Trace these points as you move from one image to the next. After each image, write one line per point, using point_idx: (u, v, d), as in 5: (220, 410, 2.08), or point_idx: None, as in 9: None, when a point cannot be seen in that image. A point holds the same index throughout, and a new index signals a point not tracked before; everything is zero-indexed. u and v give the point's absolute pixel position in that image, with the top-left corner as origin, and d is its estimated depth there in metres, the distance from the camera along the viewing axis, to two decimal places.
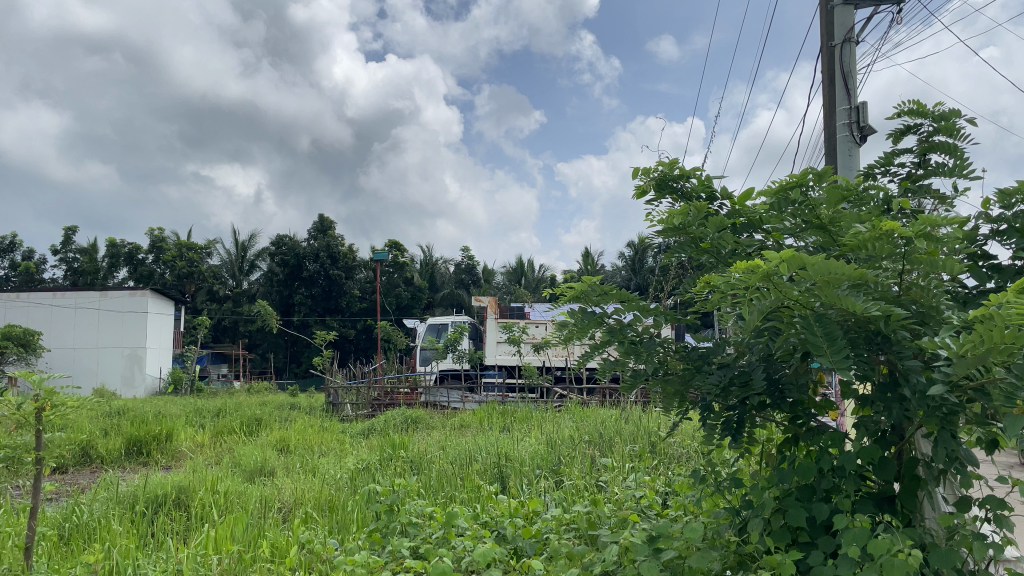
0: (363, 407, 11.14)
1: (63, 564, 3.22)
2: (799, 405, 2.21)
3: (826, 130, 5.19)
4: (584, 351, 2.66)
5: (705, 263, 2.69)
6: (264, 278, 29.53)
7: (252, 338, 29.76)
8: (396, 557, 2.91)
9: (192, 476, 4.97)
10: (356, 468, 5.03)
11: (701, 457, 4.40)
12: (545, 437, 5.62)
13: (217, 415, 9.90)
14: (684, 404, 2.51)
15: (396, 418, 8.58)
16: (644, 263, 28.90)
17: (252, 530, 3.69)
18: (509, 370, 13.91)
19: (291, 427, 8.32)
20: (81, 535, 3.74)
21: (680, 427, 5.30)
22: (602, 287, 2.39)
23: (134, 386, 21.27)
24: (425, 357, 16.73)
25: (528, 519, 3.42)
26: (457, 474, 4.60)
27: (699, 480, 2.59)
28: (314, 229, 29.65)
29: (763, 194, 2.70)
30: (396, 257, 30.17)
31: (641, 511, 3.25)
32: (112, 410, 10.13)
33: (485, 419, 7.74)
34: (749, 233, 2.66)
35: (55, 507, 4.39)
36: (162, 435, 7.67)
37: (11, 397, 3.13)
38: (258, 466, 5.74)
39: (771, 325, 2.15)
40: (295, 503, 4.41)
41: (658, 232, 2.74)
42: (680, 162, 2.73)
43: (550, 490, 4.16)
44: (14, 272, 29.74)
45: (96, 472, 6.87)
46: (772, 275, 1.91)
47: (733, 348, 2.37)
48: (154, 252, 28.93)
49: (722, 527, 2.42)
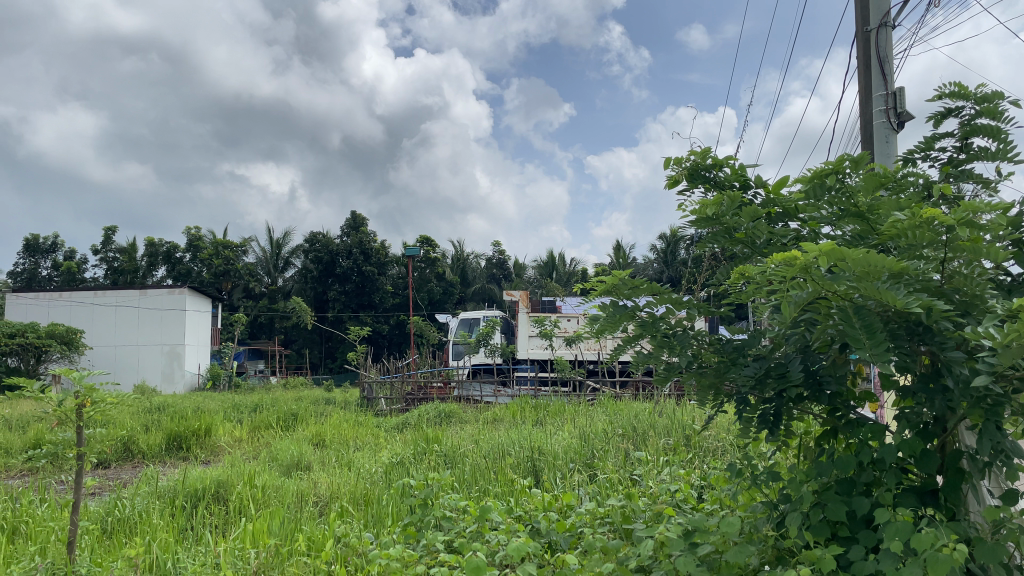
0: (397, 401, 11.16)
1: (105, 558, 3.28)
2: (838, 398, 2.16)
3: (862, 116, 5.08)
4: (617, 344, 2.62)
5: (739, 253, 2.64)
6: (298, 275, 29.85)
7: (287, 334, 30.14)
8: (430, 551, 2.93)
9: (231, 470, 5.03)
10: (391, 463, 5.05)
11: (737, 450, 4.35)
12: (577, 430, 5.63)
13: (255, 410, 10.04)
14: (719, 397, 2.46)
15: (430, 412, 8.65)
16: (677, 255, 28.68)
17: (288, 525, 3.71)
18: (541, 364, 13.90)
19: (326, 422, 8.43)
20: (123, 530, 3.82)
21: (714, 420, 5.25)
22: (633, 280, 2.36)
23: (174, 381, 21.69)
24: (457, 351, 16.79)
25: (562, 512, 3.40)
26: (490, 467, 4.62)
27: (735, 475, 2.56)
28: (347, 226, 29.84)
29: (797, 181, 2.66)
30: (427, 253, 30.31)
31: (677, 505, 3.23)
32: (153, 406, 10.33)
33: (517, 413, 7.76)
34: (784, 223, 2.60)
35: (99, 501, 4.49)
36: (201, 430, 7.80)
37: (52, 394, 3.16)
38: (295, 461, 5.81)
39: (809, 316, 2.11)
40: (330, 497, 4.45)
41: (691, 223, 2.70)
42: (712, 152, 2.70)
43: (583, 484, 4.13)
44: (57, 271, 30.47)
45: (137, 468, 7.01)
46: (810, 267, 1.87)
47: (769, 340, 2.33)
48: (191, 251, 29.44)
49: (759, 522, 2.38)
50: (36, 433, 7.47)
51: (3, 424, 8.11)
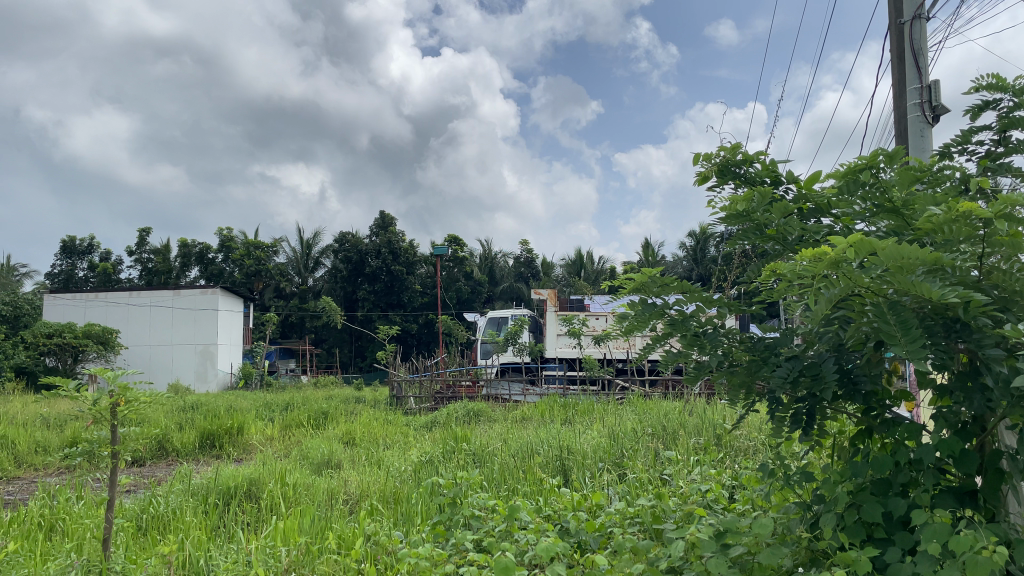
0: (426, 400, 11.23)
1: (139, 555, 3.32)
2: (872, 397, 2.12)
3: (896, 110, 4.98)
4: (645, 344, 2.59)
5: (771, 250, 2.60)
6: (328, 275, 30.10)
7: (318, 334, 30.42)
8: (459, 551, 2.93)
9: (262, 469, 5.09)
10: (420, 461, 5.08)
11: (769, 450, 4.30)
12: (606, 429, 5.60)
13: (286, 408, 10.14)
14: (751, 397, 2.43)
15: (458, 410, 8.68)
16: (707, 253, 28.42)
17: (318, 523, 3.74)
18: (570, 362, 13.86)
19: (356, 420, 8.48)
20: (157, 527, 3.87)
21: (746, 419, 5.19)
22: (662, 278, 2.33)
23: (207, 381, 21.98)
24: (485, 350, 16.81)
25: (592, 512, 3.37)
26: (519, 466, 4.61)
27: (768, 475, 2.52)
28: (376, 226, 30.02)
29: (830, 176, 2.63)
30: (456, 252, 30.39)
31: (708, 505, 3.19)
32: (187, 405, 10.49)
33: (546, 412, 7.74)
34: (817, 219, 2.57)
35: (134, 499, 4.55)
36: (234, 429, 7.90)
37: (89, 393, 3.21)
38: (325, 459, 5.87)
39: (842, 313, 2.07)
40: (360, 495, 4.47)
41: (721, 220, 2.67)
42: (742, 148, 2.67)
43: (613, 483, 4.11)
44: (93, 272, 31.07)
45: (172, 465, 7.12)
46: (841, 262, 1.83)
47: (801, 339, 2.29)
48: (223, 252, 29.82)
49: (792, 523, 2.35)
50: (73, 432, 7.63)
51: (41, 422, 8.29)
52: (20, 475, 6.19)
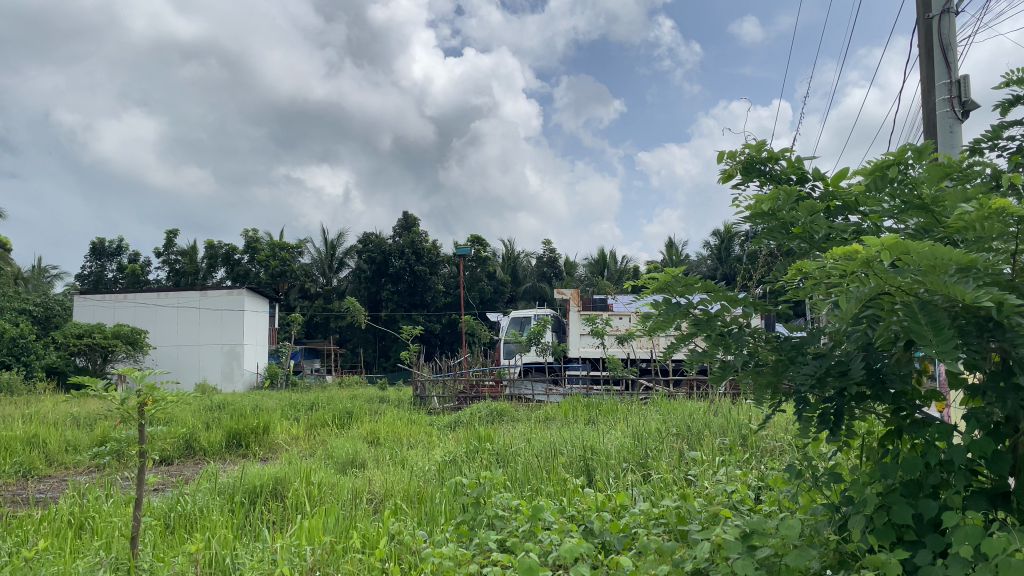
0: (450, 400, 11.26)
1: (166, 553, 3.36)
2: (902, 397, 2.09)
3: (924, 106, 4.90)
4: (670, 343, 2.57)
5: (797, 249, 2.56)
6: (352, 275, 30.27)
7: (342, 334, 30.61)
8: (483, 550, 2.92)
9: (288, 468, 5.12)
10: (443, 461, 5.09)
11: (796, 450, 4.24)
12: (630, 429, 5.55)
13: (311, 408, 10.20)
14: (777, 396, 2.40)
15: (481, 410, 8.68)
16: (732, 252, 28.16)
17: (343, 522, 3.76)
18: (593, 362, 13.81)
19: (380, 420, 8.51)
20: (184, 525, 3.92)
21: (772, 420, 5.14)
22: (686, 278, 2.32)
23: (233, 380, 22.20)
24: (508, 350, 16.80)
25: (616, 513, 3.35)
26: (543, 466, 4.60)
27: (794, 475, 2.49)
28: (399, 226, 30.15)
29: (856, 173, 2.60)
30: (478, 252, 30.45)
31: (733, 506, 3.16)
32: (213, 405, 10.60)
33: (570, 412, 7.72)
34: (844, 217, 2.53)
35: (162, 497, 4.60)
36: (260, 428, 7.97)
37: (117, 392, 3.26)
38: (350, 458, 5.90)
39: (870, 312, 2.03)
40: (384, 494, 4.47)
41: (747, 218, 2.65)
42: (768, 144, 2.64)
43: (637, 484, 4.08)
44: (122, 273, 31.50)
45: (199, 464, 7.18)
46: (872, 261, 1.80)
47: (828, 337, 2.26)
48: (249, 252, 30.11)
49: (819, 524, 2.31)
50: (102, 431, 7.74)
51: (72, 421, 8.42)
52: (52, 473, 6.30)
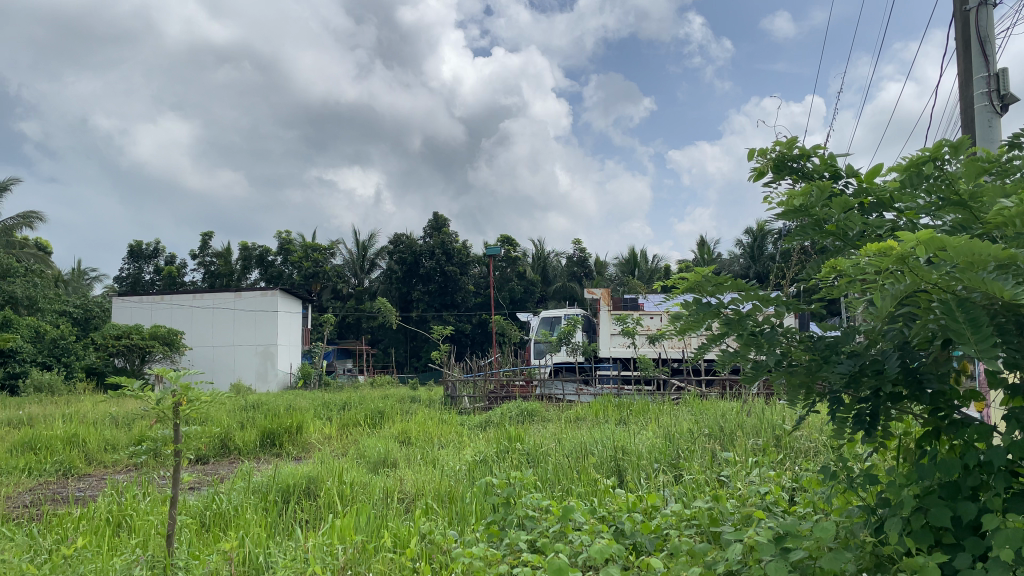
0: (480, 399, 11.28)
1: (202, 551, 3.41)
2: (939, 398, 2.04)
3: (962, 101, 4.80)
4: (701, 343, 2.55)
5: (831, 246, 2.52)
6: (384, 276, 30.49)
7: (374, 334, 30.83)
8: (513, 550, 2.92)
9: (321, 467, 5.14)
10: (474, 460, 5.10)
11: (830, 451, 4.19)
12: (662, 429, 5.53)
13: (344, 407, 10.29)
14: (811, 397, 2.36)
15: (512, 410, 8.69)
16: (765, 250, 27.81)
17: (374, 521, 3.78)
18: (624, 362, 13.72)
19: (411, 420, 8.55)
20: (219, 523, 3.97)
21: (806, 420, 5.07)
22: (716, 276, 2.29)
23: (267, 380, 22.48)
24: (539, 350, 16.78)
25: (647, 513, 3.33)
26: (573, 466, 4.59)
27: (829, 477, 2.44)
28: (429, 227, 30.29)
29: (892, 170, 2.55)
30: (508, 252, 30.52)
31: (767, 507, 3.13)
32: (248, 404, 10.74)
33: (601, 412, 7.68)
34: (879, 213, 2.49)
35: (198, 496, 4.67)
36: (293, 428, 8.06)
37: (152, 392, 3.30)
38: (381, 458, 5.91)
39: (906, 310, 2.00)
40: (416, 494, 4.49)
41: (779, 216, 2.61)
42: (799, 141, 2.61)
43: (668, 485, 4.04)
44: (159, 275, 32.08)
45: (234, 463, 7.28)
46: (908, 257, 1.77)
47: (864, 336, 2.21)
48: (282, 254, 30.48)
49: (855, 526, 2.27)
50: (139, 431, 7.88)
51: (111, 421, 8.59)
52: (91, 472, 6.43)
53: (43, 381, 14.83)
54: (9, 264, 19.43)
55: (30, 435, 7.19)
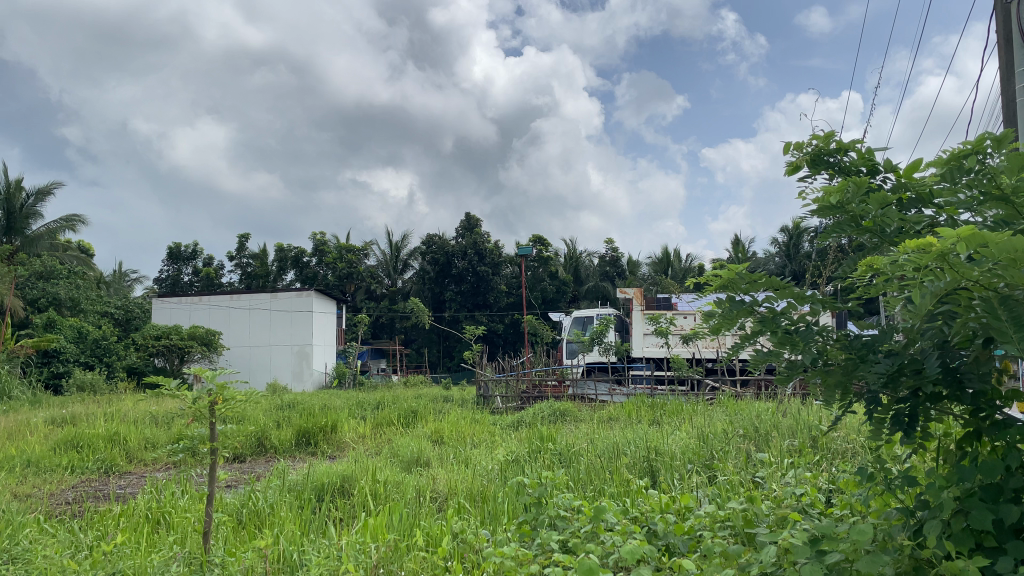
0: (513, 399, 11.30)
1: (237, 548, 3.46)
2: (981, 398, 1.99)
3: (1004, 94, 4.67)
4: (734, 343, 2.52)
5: (868, 243, 2.47)
6: (417, 276, 30.66)
7: (407, 334, 31.03)
8: (545, 551, 2.91)
9: (355, 466, 5.18)
10: (506, 460, 5.10)
11: (868, 453, 4.12)
12: (695, 430, 5.49)
13: (378, 407, 10.37)
14: (848, 397, 2.31)
15: (544, 410, 8.67)
16: (801, 248, 27.41)
17: (406, 520, 3.79)
18: (658, 362, 13.63)
19: (444, 419, 8.59)
20: (254, 521, 4.03)
21: (843, 421, 5.00)
22: (751, 274, 2.27)
23: (303, 380, 22.73)
24: (571, 350, 16.75)
25: (681, 514, 3.30)
26: (605, 466, 4.57)
27: (866, 479, 2.39)
28: (462, 228, 30.40)
29: (931, 164, 2.50)
30: (540, 252, 30.52)
31: (802, 509, 3.07)
32: (283, 403, 10.89)
33: (633, 412, 7.65)
34: (918, 209, 2.44)
35: (235, 493, 4.75)
36: (328, 427, 8.14)
37: (189, 392, 3.35)
38: (414, 457, 5.94)
39: (946, 308, 1.96)
40: (448, 493, 4.50)
41: (814, 212, 2.57)
42: (836, 136, 2.57)
43: (702, 486, 4.00)
44: (197, 276, 32.63)
45: (270, 461, 7.38)
46: (948, 254, 1.72)
47: (902, 335, 2.17)
48: (317, 255, 30.83)
49: (893, 528, 2.23)
50: (179, 430, 8.01)
51: (150, 419, 8.76)
52: (131, 470, 6.54)
53: (86, 381, 15.16)
54: (53, 265, 19.92)
55: (73, 434, 7.34)
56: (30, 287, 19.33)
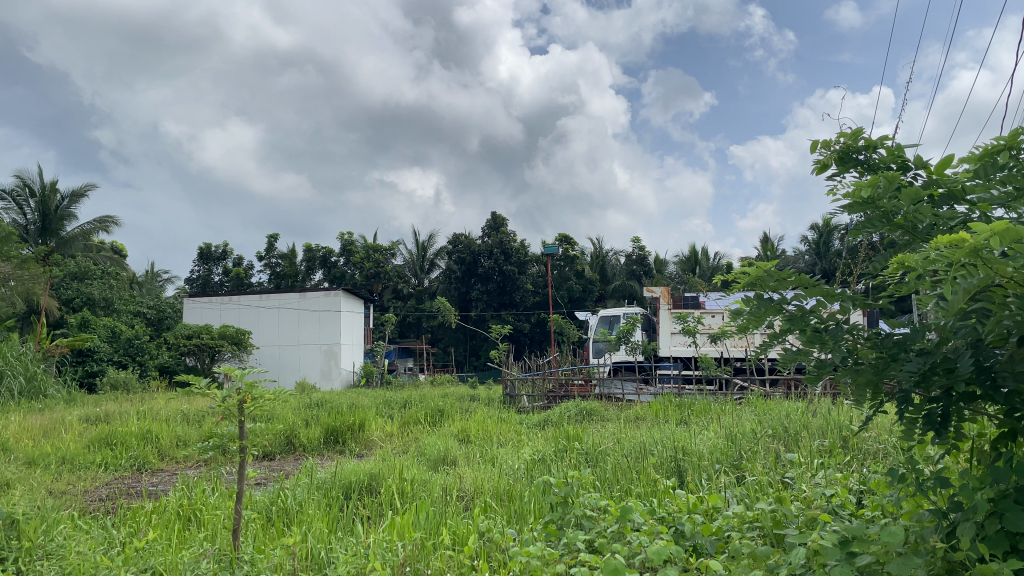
0: (539, 398, 11.30)
1: (266, 545, 3.49)
2: (1016, 398, 1.94)
3: None
4: (762, 343, 2.49)
5: (900, 241, 2.42)
6: (443, 275, 30.77)
7: (434, 333, 31.16)
8: (571, 550, 2.91)
9: (383, 464, 5.21)
10: (533, 460, 5.08)
11: (901, 453, 4.06)
12: (723, 429, 5.44)
13: (405, 406, 10.42)
14: (878, 397, 2.27)
15: (570, 409, 8.65)
16: (832, 246, 27.09)
17: (433, 519, 3.80)
18: (685, 361, 13.54)
19: (471, 418, 8.60)
20: (283, 519, 4.06)
21: (875, 421, 4.93)
22: (779, 272, 2.23)
23: (331, 378, 22.93)
24: (598, 349, 16.70)
25: (708, 515, 3.28)
26: (632, 466, 4.54)
27: (897, 480, 2.36)
28: (488, 227, 30.44)
29: (963, 161, 2.45)
30: (567, 251, 30.47)
31: (832, 510, 3.03)
32: (312, 402, 10.99)
33: (660, 412, 7.60)
34: (950, 206, 2.35)
35: (265, 491, 4.80)
36: (356, 426, 8.20)
37: (219, 391, 3.38)
38: (441, 455, 5.97)
39: (980, 306, 1.92)
40: (475, 491, 4.51)
41: (844, 210, 2.53)
42: (864, 133, 2.53)
43: (730, 486, 3.96)
44: (227, 276, 33.05)
45: (299, 459, 7.46)
46: (981, 250, 1.69)
47: (935, 334, 2.13)
48: (344, 255, 31.06)
49: (925, 531, 2.19)
50: (210, 428, 8.13)
51: (182, 417, 8.89)
52: (163, 467, 6.63)
53: (119, 379, 15.40)
54: (87, 266, 20.29)
55: (107, 431, 7.47)
56: (65, 287, 19.70)
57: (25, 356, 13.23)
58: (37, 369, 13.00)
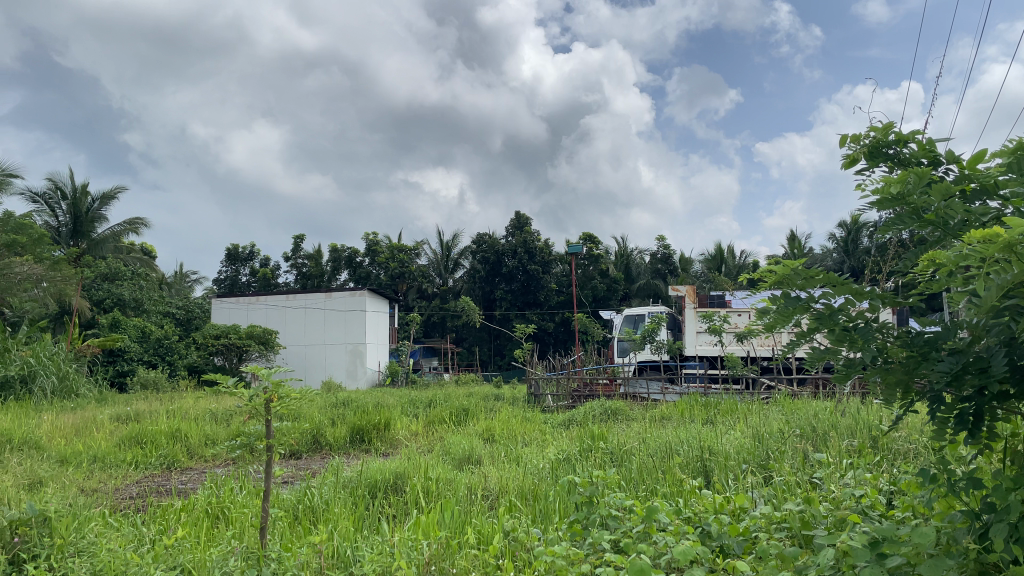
0: (564, 398, 11.28)
1: (293, 543, 3.52)
2: None
3: None
4: (789, 342, 2.46)
5: (930, 237, 2.38)
6: (467, 275, 30.84)
7: (458, 333, 31.24)
8: (596, 550, 2.90)
9: (408, 463, 5.22)
10: (557, 460, 5.05)
11: (932, 453, 3.99)
12: (750, 429, 5.38)
13: (430, 405, 10.45)
14: (908, 396, 2.24)
15: (595, 409, 8.60)
16: (860, 244, 26.74)
17: (458, 518, 3.80)
18: (711, 361, 13.44)
19: (495, 417, 8.59)
20: (308, 517, 4.09)
21: (905, 421, 4.84)
22: (807, 270, 2.20)
23: (357, 377, 23.10)
24: (622, 348, 16.62)
25: (735, 515, 3.25)
26: (658, 466, 4.51)
27: (928, 481, 2.32)
28: (512, 227, 30.42)
29: (996, 155, 2.41)
30: (591, 250, 30.38)
31: (861, 511, 2.99)
32: (338, 401, 11.07)
33: (686, 411, 7.55)
34: (982, 201, 2.33)
35: (291, 490, 4.83)
36: (381, 425, 8.24)
37: (246, 389, 3.39)
38: (466, 455, 5.98)
39: (1013, 303, 1.89)
40: (500, 491, 4.51)
41: (873, 205, 2.50)
42: (895, 127, 2.49)
43: (757, 486, 3.92)
44: (254, 276, 33.39)
45: (325, 458, 7.52)
46: (1015, 246, 1.66)
47: (966, 332, 2.08)
48: (369, 255, 31.22)
49: (957, 532, 2.16)
50: (237, 427, 8.19)
51: (210, 417, 8.98)
52: (192, 466, 6.71)
53: (149, 379, 15.61)
54: (118, 268, 20.62)
55: (136, 430, 7.57)
56: (96, 288, 20.04)
57: (58, 356, 13.45)
58: (69, 369, 13.21)
